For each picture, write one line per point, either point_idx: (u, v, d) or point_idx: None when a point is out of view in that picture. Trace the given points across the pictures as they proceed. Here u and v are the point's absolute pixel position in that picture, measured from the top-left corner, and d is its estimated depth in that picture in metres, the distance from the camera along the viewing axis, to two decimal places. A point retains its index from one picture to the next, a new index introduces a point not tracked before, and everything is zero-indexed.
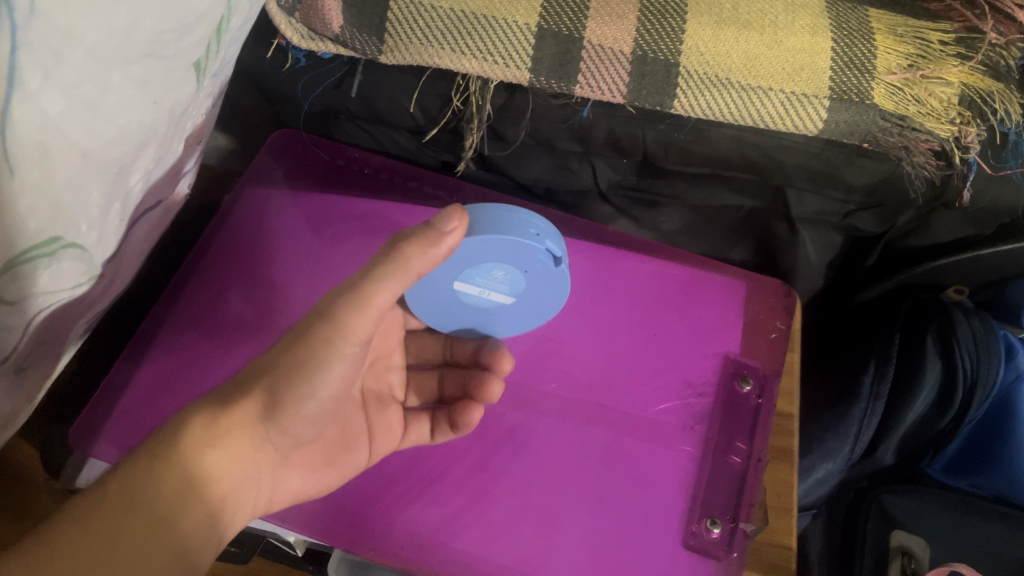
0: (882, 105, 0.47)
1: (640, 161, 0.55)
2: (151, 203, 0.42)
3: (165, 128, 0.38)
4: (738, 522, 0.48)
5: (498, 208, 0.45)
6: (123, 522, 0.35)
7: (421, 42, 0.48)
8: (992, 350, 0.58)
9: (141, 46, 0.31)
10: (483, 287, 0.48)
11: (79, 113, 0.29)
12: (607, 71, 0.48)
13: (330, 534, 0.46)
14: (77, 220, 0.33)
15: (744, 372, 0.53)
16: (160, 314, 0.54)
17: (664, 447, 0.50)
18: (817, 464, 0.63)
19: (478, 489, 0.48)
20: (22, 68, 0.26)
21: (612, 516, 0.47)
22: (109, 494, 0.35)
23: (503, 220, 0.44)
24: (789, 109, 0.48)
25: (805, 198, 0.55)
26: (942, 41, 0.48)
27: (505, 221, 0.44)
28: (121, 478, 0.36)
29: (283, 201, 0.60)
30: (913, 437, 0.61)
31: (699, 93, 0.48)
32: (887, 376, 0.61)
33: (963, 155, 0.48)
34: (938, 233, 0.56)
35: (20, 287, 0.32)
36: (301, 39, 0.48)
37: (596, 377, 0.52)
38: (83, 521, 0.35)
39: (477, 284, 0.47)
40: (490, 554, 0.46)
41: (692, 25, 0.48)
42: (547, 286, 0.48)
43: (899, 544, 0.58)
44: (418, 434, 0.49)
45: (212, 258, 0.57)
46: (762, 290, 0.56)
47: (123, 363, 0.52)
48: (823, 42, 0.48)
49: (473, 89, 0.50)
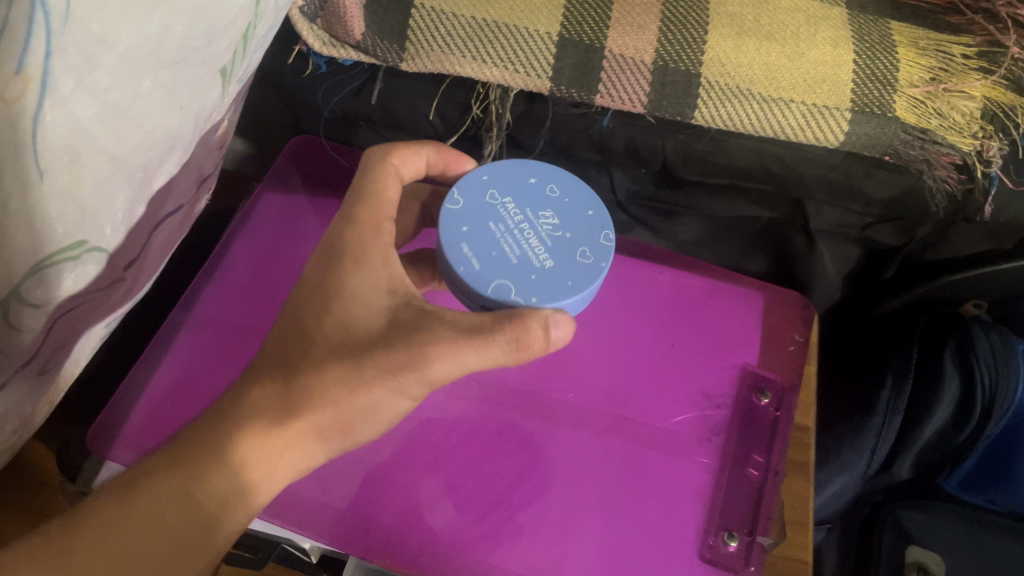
0: (903, 118, 0.47)
1: (659, 171, 0.55)
2: (172, 208, 0.42)
3: (190, 133, 0.38)
4: (755, 536, 0.47)
5: (578, 195, 0.44)
6: (151, 532, 0.36)
7: (442, 50, 0.48)
8: (1011, 363, 0.58)
9: (170, 53, 0.31)
10: (505, 231, 0.41)
11: (109, 119, 0.30)
12: (629, 80, 0.48)
13: (346, 542, 0.46)
14: (100, 225, 0.33)
15: (763, 385, 0.53)
16: (178, 317, 0.54)
17: (680, 458, 0.50)
18: (833, 477, 0.63)
19: (494, 496, 0.47)
20: (56, 73, 0.26)
21: (627, 527, 0.47)
22: (149, 508, 0.36)
23: (580, 196, 0.44)
24: (810, 121, 0.48)
25: (824, 210, 0.55)
26: (964, 54, 0.48)
27: (580, 194, 0.44)
28: (159, 487, 0.36)
29: (301, 205, 0.60)
30: (930, 452, 0.60)
31: (719, 104, 0.48)
32: (904, 390, 0.60)
33: (985, 168, 0.47)
34: (957, 247, 0.56)
35: (44, 290, 0.32)
36: (322, 46, 0.49)
37: (613, 386, 0.52)
38: (115, 530, 0.36)
39: (508, 236, 0.41)
40: (505, 563, 0.45)
41: (713, 36, 0.48)
42: (507, 168, 0.44)
43: (915, 560, 0.57)
44: (435, 440, 0.49)
45: (231, 261, 0.56)
46: (780, 304, 0.56)
47: (141, 365, 0.51)
48: (845, 54, 0.48)
49: (493, 97, 0.51)
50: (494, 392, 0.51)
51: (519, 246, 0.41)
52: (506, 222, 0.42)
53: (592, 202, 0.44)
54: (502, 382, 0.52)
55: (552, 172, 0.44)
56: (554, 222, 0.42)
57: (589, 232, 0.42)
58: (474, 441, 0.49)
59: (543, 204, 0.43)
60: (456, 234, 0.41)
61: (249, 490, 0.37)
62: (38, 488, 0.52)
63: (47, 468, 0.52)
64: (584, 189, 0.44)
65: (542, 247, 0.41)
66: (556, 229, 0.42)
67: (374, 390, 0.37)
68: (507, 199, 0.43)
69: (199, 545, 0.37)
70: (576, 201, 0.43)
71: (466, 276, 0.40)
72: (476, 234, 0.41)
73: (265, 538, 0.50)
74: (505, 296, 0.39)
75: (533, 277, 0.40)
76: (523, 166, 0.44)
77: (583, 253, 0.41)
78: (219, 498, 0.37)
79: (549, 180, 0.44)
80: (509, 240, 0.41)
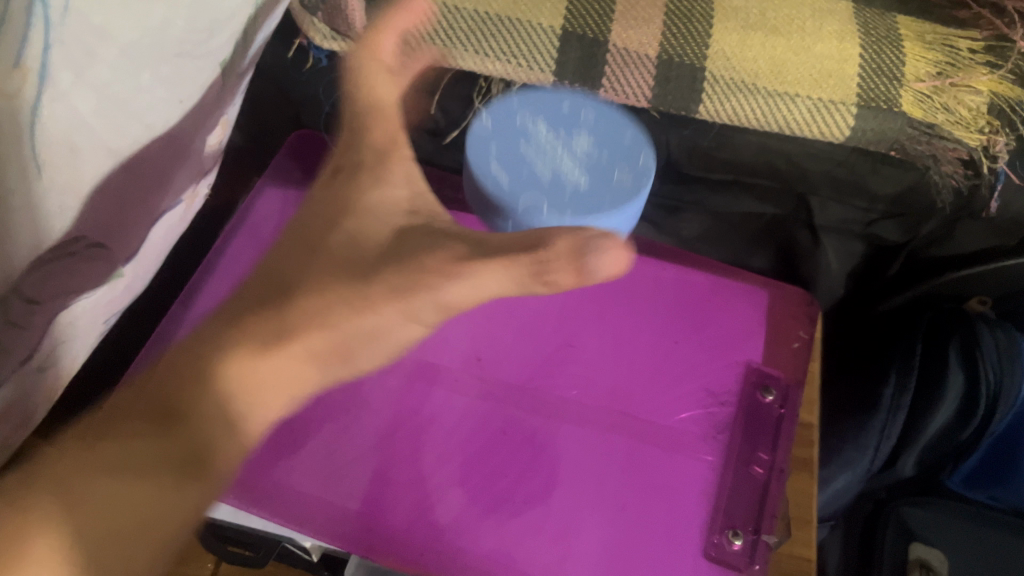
0: (910, 113, 0.46)
1: (662, 166, 0.55)
2: (171, 202, 0.41)
3: (190, 127, 0.37)
4: (760, 534, 0.47)
5: (612, 125, 0.46)
6: (133, 463, 0.37)
7: (444, 43, 0.47)
8: (1016, 361, 0.57)
9: (172, 45, 0.31)
10: (538, 151, 0.45)
11: (109, 112, 0.29)
12: (632, 75, 0.48)
13: (348, 540, 0.45)
14: (96, 220, 0.32)
15: (767, 382, 0.53)
16: (177, 313, 0.52)
17: (684, 456, 0.49)
18: (837, 475, 0.63)
19: (498, 494, 0.47)
20: (54, 67, 0.26)
21: (631, 525, 0.46)
22: (133, 443, 0.37)
23: (612, 125, 0.46)
24: (815, 116, 0.47)
25: (828, 205, 0.55)
26: (971, 49, 0.47)
27: (614, 123, 0.46)
28: (143, 421, 0.38)
29: (300, 199, 0.59)
30: (935, 449, 0.60)
31: (725, 98, 0.47)
32: (909, 388, 0.60)
33: (992, 164, 0.47)
34: (963, 243, 0.56)
35: (43, 286, 0.31)
36: (323, 39, 0.48)
37: (616, 383, 0.51)
38: (98, 466, 0.36)
39: (541, 155, 0.45)
40: (509, 562, 0.45)
41: (718, 29, 0.48)
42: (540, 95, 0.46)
43: (918, 557, 0.58)
44: (439, 439, 0.48)
45: (231, 257, 0.56)
46: (784, 297, 0.56)
47: (141, 362, 0.50)
48: (851, 49, 0.47)
49: (495, 91, 0.50)
50: (496, 389, 0.51)
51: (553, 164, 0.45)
52: (539, 142, 0.45)
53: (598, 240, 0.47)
54: (504, 379, 0.51)
55: (586, 100, 0.47)
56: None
57: (623, 156, 0.45)
58: (478, 439, 0.49)
59: (576, 129, 0.46)
60: (488, 155, 0.45)
61: (232, 419, 0.39)
62: None
63: None
64: (618, 119, 0.46)
65: (574, 165, 0.45)
66: (589, 153, 0.45)
67: (384, 310, 0.39)
68: (540, 124, 0.46)
69: (187, 477, 0.38)
70: (608, 128, 0.46)
71: (496, 192, 0.44)
72: (509, 153, 0.45)
73: (265, 538, 0.49)
74: (536, 210, 0.43)
75: (566, 192, 0.43)
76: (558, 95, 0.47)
77: (618, 173, 0.45)
78: (202, 428, 0.38)
79: (582, 106, 0.46)
80: (542, 158, 0.45)
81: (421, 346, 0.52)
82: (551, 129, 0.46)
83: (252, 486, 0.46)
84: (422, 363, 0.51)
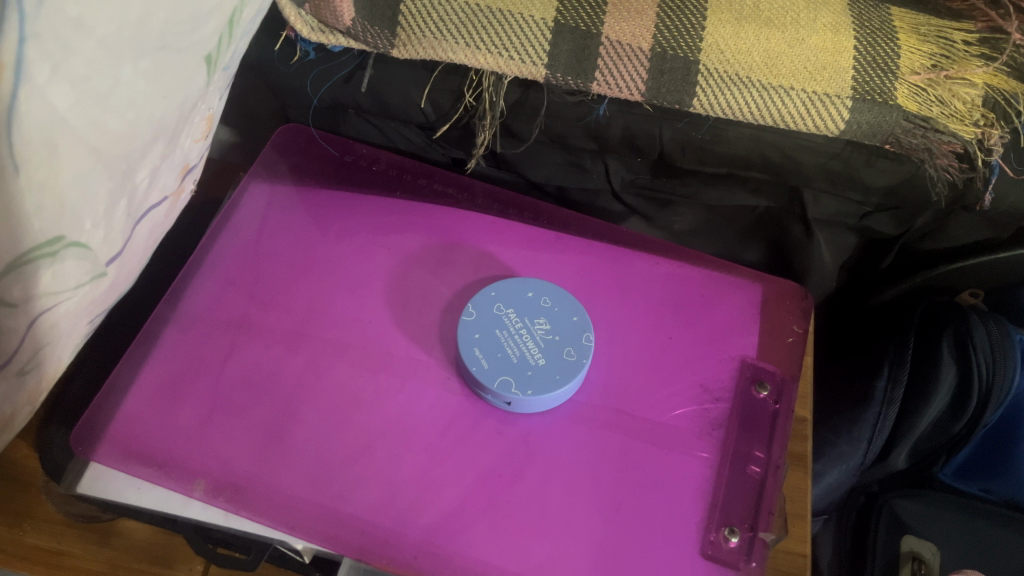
0: (905, 106, 0.46)
1: (655, 160, 0.54)
2: (157, 199, 0.39)
3: (175, 123, 0.37)
4: (757, 532, 0.47)
5: (569, 300, 0.50)
6: None
7: (434, 36, 0.47)
8: (1008, 353, 0.57)
9: (152, 39, 0.32)
10: (509, 336, 0.48)
11: (88, 108, 0.29)
12: (626, 68, 0.47)
13: (340, 542, 0.44)
14: (79, 218, 0.31)
15: (762, 377, 0.52)
16: (164, 312, 0.52)
17: (679, 452, 0.49)
18: (829, 470, 0.63)
19: (492, 496, 0.46)
20: (30, 61, 0.26)
21: (625, 523, 0.46)
22: None
23: (568, 302, 0.50)
24: (810, 109, 0.47)
25: (821, 199, 0.54)
26: (966, 40, 0.46)
27: (568, 303, 0.50)
28: None
29: (288, 195, 0.58)
30: (928, 441, 0.60)
31: (719, 91, 0.47)
32: (901, 381, 0.60)
33: (986, 158, 0.47)
34: (955, 235, 0.56)
35: (23, 287, 0.30)
36: (311, 31, 0.47)
37: (610, 380, 0.51)
38: None
39: (511, 340, 0.48)
40: (503, 561, 0.44)
41: (712, 21, 0.47)
42: (509, 286, 0.51)
43: (909, 550, 0.59)
44: (431, 438, 0.48)
45: (217, 253, 0.54)
46: (777, 291, 0.57)
47: (128, 362, 0.49)
48: (845, 41, 0.47)
49: (486, 84, 0.49)
50: None
51: (519, 346, 0.48)
52: (509, 329, 0.48)
53: (579, 310, 0.50)
54: None
55: (547, 286, 0.51)
56: (547, 327, 0.49)
57: (584, 320, 0.49)
58: (472, 437, 0.48)
59: (540, 313, 0.49)
60: (466, 349, 0.48)
61: None
62: (19, 491, 0.51)
63: (30, 468, 0.51)
64: (571, 298, 0.50)
65: (538, 346, 0.48)
66: (552, 331, 0.49)
67: None
68: (510, 310, 0.49)
69: None
70: (567, 308, 0.50)
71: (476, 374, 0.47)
72: (485, 341, 0.48)
73: (256, 540, 0.48)
74: (507, 389, 0.46)
75: (531, 374, 0.47)
76: (523, 285, 0.51)
77: (583, 339, 0.49)
78: None
79: (545, 292, 0.50)
80: (511, 343, 0.48)
81: (412, 343, 0.51)
82: (519, 313, 0.49)
83: (244, 488, 0.45)
84: (413, 361, 0.50)
